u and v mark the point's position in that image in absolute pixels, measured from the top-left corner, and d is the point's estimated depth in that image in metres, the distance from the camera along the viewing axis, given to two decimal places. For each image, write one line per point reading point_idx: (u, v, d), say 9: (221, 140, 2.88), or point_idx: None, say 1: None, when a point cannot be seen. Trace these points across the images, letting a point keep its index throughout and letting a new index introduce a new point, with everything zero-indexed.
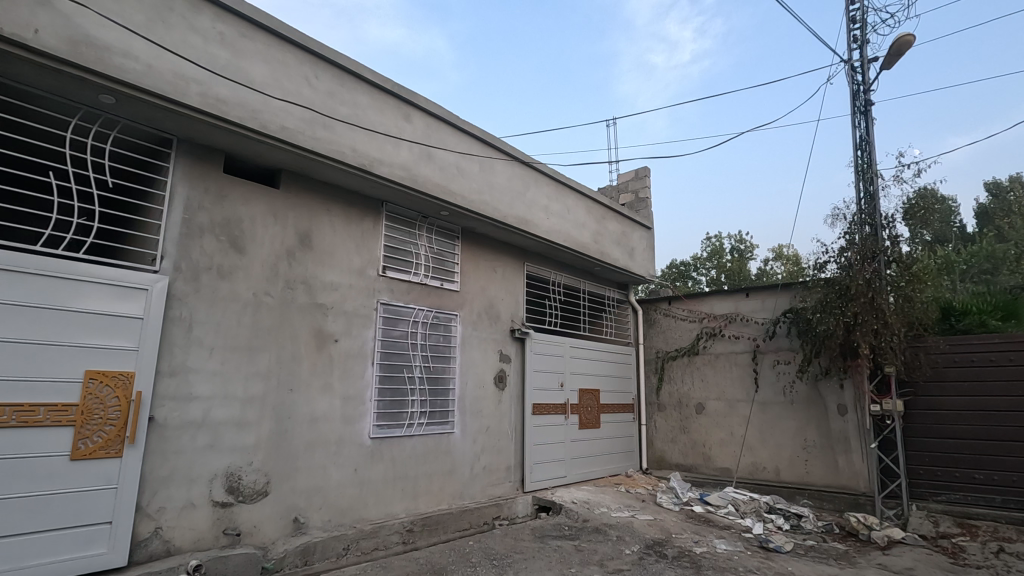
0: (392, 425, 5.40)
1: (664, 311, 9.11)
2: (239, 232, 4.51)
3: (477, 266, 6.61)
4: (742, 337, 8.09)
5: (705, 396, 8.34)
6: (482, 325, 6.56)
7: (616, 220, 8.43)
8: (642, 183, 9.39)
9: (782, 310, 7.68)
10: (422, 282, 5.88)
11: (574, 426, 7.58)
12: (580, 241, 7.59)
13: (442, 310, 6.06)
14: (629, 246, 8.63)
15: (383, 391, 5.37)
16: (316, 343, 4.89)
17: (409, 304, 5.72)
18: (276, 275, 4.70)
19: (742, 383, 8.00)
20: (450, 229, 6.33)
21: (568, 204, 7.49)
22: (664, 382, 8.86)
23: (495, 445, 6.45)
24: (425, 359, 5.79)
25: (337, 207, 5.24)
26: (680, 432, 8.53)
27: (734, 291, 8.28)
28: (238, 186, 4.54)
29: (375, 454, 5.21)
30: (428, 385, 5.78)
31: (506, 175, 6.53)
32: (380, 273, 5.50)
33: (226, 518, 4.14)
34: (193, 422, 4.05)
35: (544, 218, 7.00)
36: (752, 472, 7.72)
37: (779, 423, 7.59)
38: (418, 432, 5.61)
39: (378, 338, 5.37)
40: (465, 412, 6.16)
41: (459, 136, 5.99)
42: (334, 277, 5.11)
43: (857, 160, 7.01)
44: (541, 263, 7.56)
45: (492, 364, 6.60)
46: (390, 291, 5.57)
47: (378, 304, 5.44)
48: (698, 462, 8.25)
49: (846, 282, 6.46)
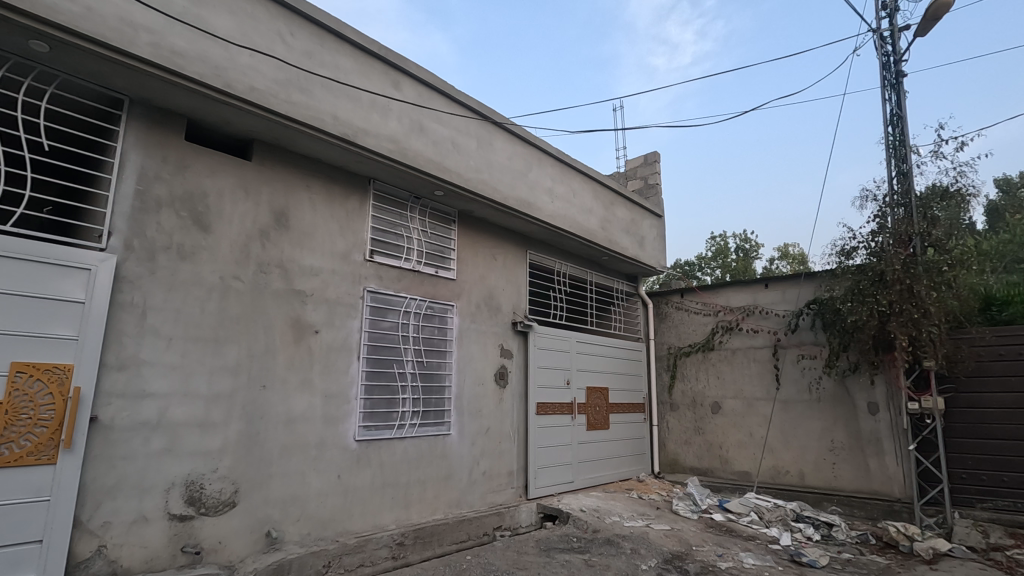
0: (381, 427, 4.87)
1: (675, 304, 8.55)
2: (204, 208, 3.98)
3: (475, 254, 6.07)
4: (761, 331, 7.54)
5: (722, 395, 7.78)
6: (481, 317, 6.02)
7: (625, 206, 7.88)
8: (651, 169, 8.85)
9: (806, 302, 7.11)
10: (413, 269, 5.34)
11: (582, 427, 7.03)
12: (587, 227, 7.05)
13: (436, 300, 5.52)
14: (639, 235, 8.08)
15: (371, 389, 4.84)
16: (293, 335, 4.35)
17: (400, 293, 5.18)
18: (247, 258, 4.16)
19: (762, 380, 7.44)
20: (445, 213, 5.80)
21: (574, 187, 6.94)
22: (677, 380, 8.30)
23: (496, 448, 5.90)
24: (417, 354, 5.25)
25: (318, 183, 4.70)
26: (694, 434, 7.97)
27: (752, 282, 7.73)
28: (203, 157, 4.01)
29: (362, 459, 4.67)
30: (421, 383, 5.24)
31: (507, 153, 5.99)
32: (367, 258, 4.96)
33: (185, 534, 3.61)
34: (145, 423, 3.52)
35: (548, 201, 6.46)
36: (774, 476, 7.14)
37: (803, 423, 7.02)
38: (410, 434, 5.07)
39: (365, 330, 4.84)
40: (462, 412, 5.61)
41: (455, 109, 5.46)
42: (315, 261, 4.58)
43: (888, 137, 6.44)
44: (544, 252, 7.02)
45: (492, 360, 6.06)
46: (379, 278, 5.04)
47: (366, 292, 4.90)
48: (714, 465, 7.69)
49: (880, 269, 5.89)
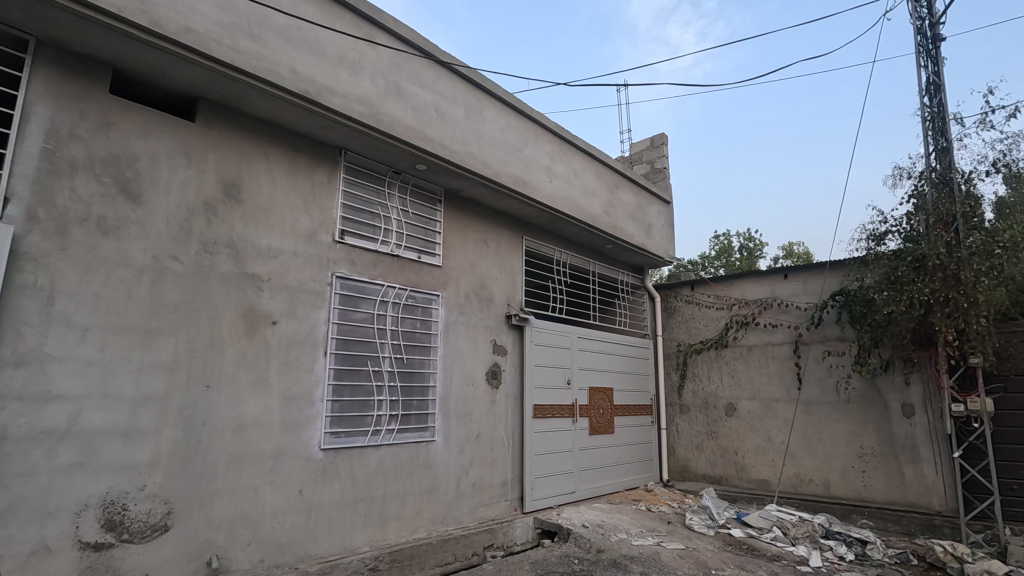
0: (353, 434, 4.23)
1: (685, 297, 7.89)
2: (134, 174, 3.34)
3: (464, 238, 5.43)
4: (780, 326, 6.88)
5: (737, 396, 7.12)
6: (471, 309, 5.38)
7: (630, 190, 7.23)
8: (658, 152, 8.21)
9: (830, 293, 6.44)
10: (392, 254, 4.70)
11: (584, 431, 6.37)
12: (589, 211, 6.40)
13: (418, 290, 4.88)
14: (646, 222, 7.43)
15: (340, 390, 4.20)
16: (245, 326, 3.72)
17: (376, 280, 4.54)
18: (188, 235, 3.52)
19: (781, 379, 6.78)
20: (430, 191, 5.15)
21: (575, 167, 6.30)
22: (687, 380, 7.65)
23: (487, 456, 5.26)
24: (396, 350, 4.61)
25: (277, 151, 4.06)
26: (706, 438, 7.31)
27: (770, 272, 7.08)
28: (133, 114, 3.38)
29: (328, 471, 4.02)
30: (400, 383, 4.60)
31: (499, 125, 5.35)
32: (337, 239, 4.32)
33: (102, 567, 2.97)
34: (50, 432, 2.89)
35: (546, 180, 5.81)
36: (796, 486, 6.48)
37: (828, 427, 6.35)
38: (386, 442, 4.43)
39: (334, 322, 4.21)
40: (449, 416, 4.96)
41: (439, 72, 4.82)
42: (273, 242, 3.94)
43: (924, 108, 5.77)
44: (542, 238, 6.38)
45: (484, 357, 5.41)
46: (351, 263, 4.39)
47: (335, 278, 4.27)
48: (729, 473, 7.03)
49: (920, 253, 5.22)
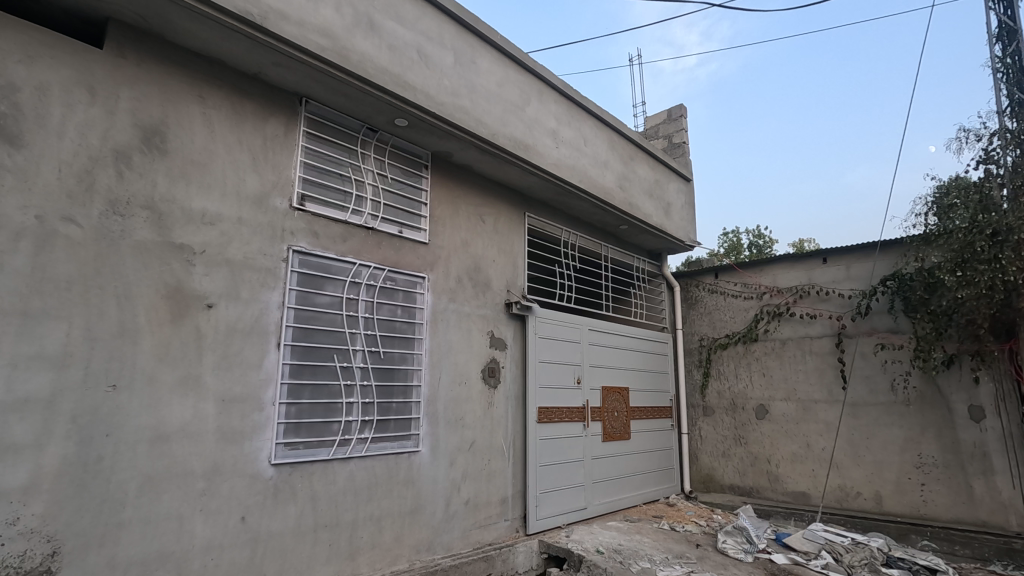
0: (315, 445, 3.43)
1: (707, 286, 7.05)
2: (12, 109, 2.55)
3: (456, 212, 4.62)
4: (819, 316, 6.04)
5: (769, 397, 6.28)
6: (463, 295, 4.56)
7: (648, 165, 6.40)
8: (676, 125, 7.38)
9: (881, 278, 5.59)
10: (366, 227, 3.90)
11: (596, 438, 5.55)
12: (602, 185, 5.57)
13: (399, 271, 4.08)
14: (665, 201, 6.60)
15: (299, 390, 3.40)
16: (169, 310, 2.92)
17: (345, 258, 3.75)
18: (89, 190, 2.73)
19: (821, 377, 5.93)
20: (414, 155, 4.34)
21: (586, 132, 5.47)
22: (711, 378, 6.82)
23: (483, 468, 4.44)
24: (370, 343, 3.81)
25: (217, 94, 3.25)
26: (734, 445, 6.47)
27: (807, 256, 6.24)
28: (13, 31, 2.59)
29: (281, 493, 3.22)
30: (376, 382, 3.80)
31: (495, 77, 4.54)
32: (295, 206, 3.53)
33: None
34: None
35: (552, 145, 4.99)
36: (841, 500, 5.63)
37: (878, 433, 5.50)
38: (357, 454, 3.62)
39: (291, 307, 3.42)
40: (437, 422, 4.15)
41: (422, 8, 4.02)
42: (209, 205, 3.14)
43: (995, 56, 4.90)
44: (547, 216, 5.56)
45: (479, 352, 4.60)
46: (313, 236, 3.59)
47: (292, 253, 3.48)
48: (761, 484, 6.19)
49: (1001, 225, 4.37)
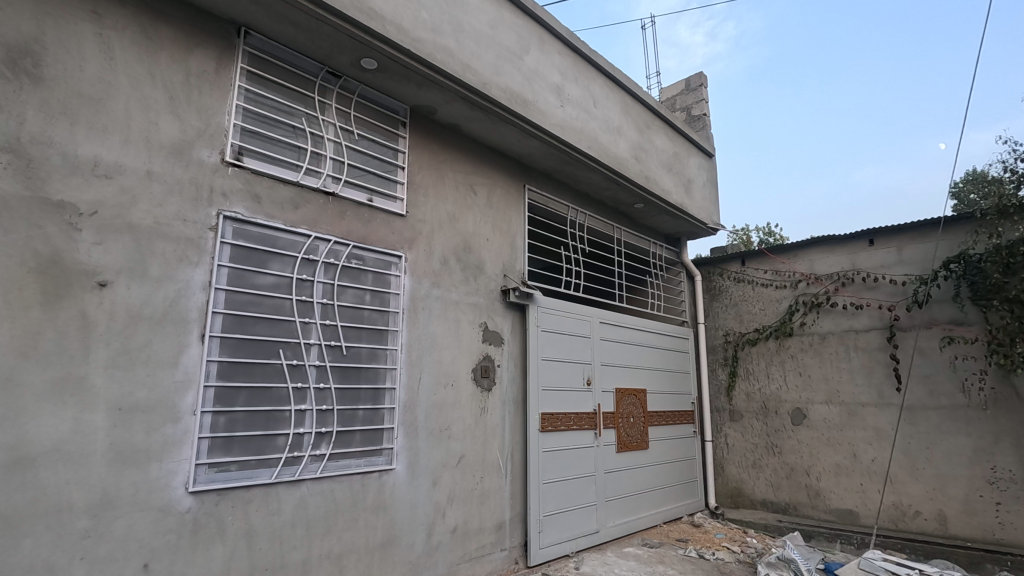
0: (253, 466, 2.68)
1: (733, 274, 6.25)
2: None
3: (441, 180, 3.86)
4: (866, 306, 5.23)
5: (807, 400, 5.47)
6: (451, 279, 3.80)
7: (666, 135, 5.62)
8: (695, 95, 6.60)
9: (943, 260, 4.79)
10: (325, 191, 3.15)
11: (610, 449, 4.77)
12: (615, 154, 4.79)
13: (369, 248, 3.33)
14: (685, 177, 5.81)
15: (232, 395, 2.65)
16: (42, 289, 2.18)
17: (297, 229, 2.99)
18: None
19: (870, 376, 5.12)
20: (389, 110, 3.59)
21: (596, 92, 4.69)
22: (738, 378, 6.01)
23: (474, 488, 3.68)
24: (329, 336, 3.06)
25: (119, 12, 2.51)
26: (766, 454, 5.67)
27: (850, 238, 5.44)
28: None
29: (204, 529, 2.47)
30: (336, 385, 3.04)
31: (487, 17, 3.77)
32: (229, 160, 2.77)
33: None
34: None
35: (556, 104, 4.22)
36: (896, 521, 4.81)
37: (941, 442, 4.68)
38: (310, 476, 2.86)
39: (221, 289, 2.67)
40: (416, 433, 3.39)
41: None
42: (105, 153, 2.40)
43: None
44: (551, 191, 4.80)
45: (469, 348, 3.83)
46: (253, 200, 2.84)
47: (224, 221, 2.73)
48: (799, 501, 5.38)
49: None
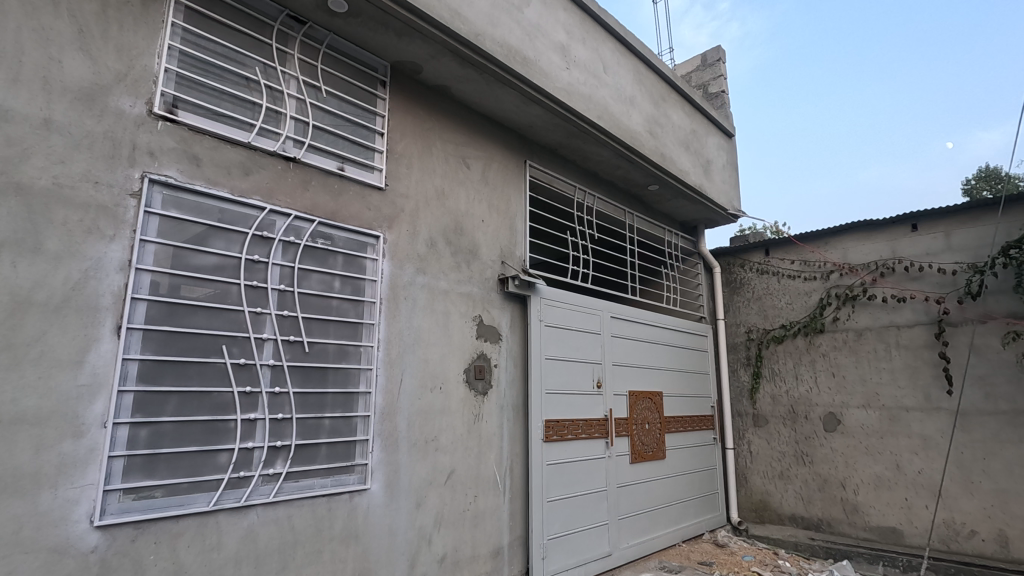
0: (185, 491, 2.15)
1: (756, 265, 5.69)
2: None
3: (429, 151, 3.33)
4: (909, 298, 4.66)
5: (841, 403, 4.91)
6: (439, 265, 3.26)
7: (683, 110, 5.07)
8: (713, 71, 6.05)
9: (1001, 246, 4.23)
10: (284, 156, 2.63)
11: (623, 460, 4.22)
12: (627, 127, 4.25)
13: (339, 225, 2.80)
14: (703, 157, 5.26)
15: (159, 401, 2.13)
16: None
17: (247, 199, 2.47)
18: None
19: (915, 377, 4.55)
20: (365, 66, 3.07)
21: (606, 56, 4.16)
22: (763, 379, 5.45)
23: (467, 508, 3.14)
24: (288, 330, 2.53)
25: None
26: (795, 464, 5.10)
27: (889, 223, 4.88)
28: None
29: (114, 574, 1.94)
30: (295, 389, 2.51)
31: None
32: (159, 112, 2.25)
33: None
34: None
35: (561, 65, 3.69)
36: (948, 541, 4.24)
37: (1001, 453, 4.11)
38: (261, 501, 2.34)
39: (145, 270, 2.15)
40: (397, 445, 2.85)
41: None
42: None
43: None
44: (556, 169, 4.26)
45: (461, 345, 3.29)
46: (190, 161, 2.32)
47: (150, 186, 2.20)
48: (833, 516, 4.81)
49: None
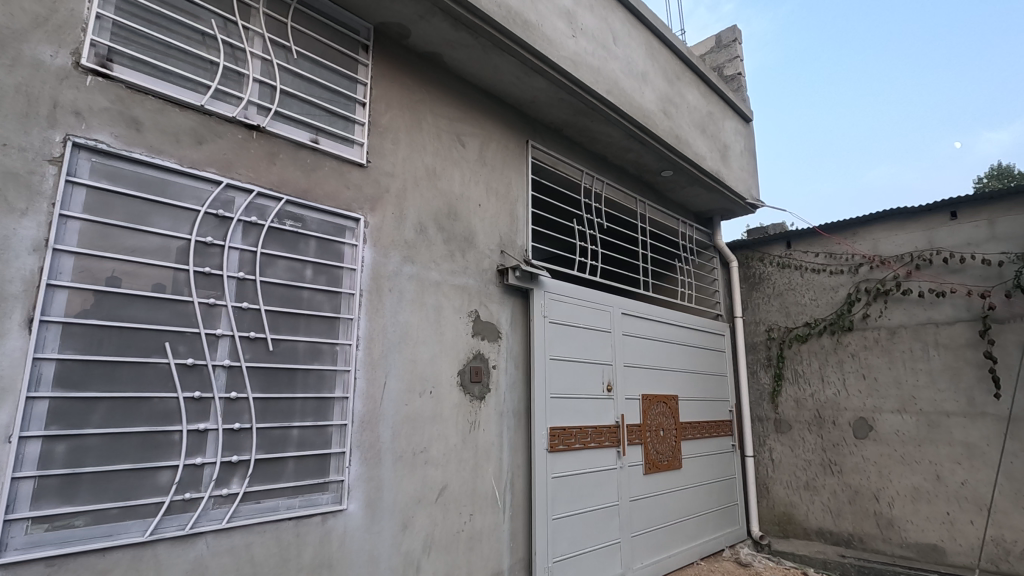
0: (114, 518, 1.79)
1: (777, 258, 5.29)
2: None
3: (418, 125, 2.96)
4: (949, 292, 4.25)
5: (873, 408, 4.50)
6: (429, 253, 2.89)
7: (698, 91, 4.69)
8: (728, 52, 5.66)
9: None
10: (245, 124, 2.27)
11: (636, 470, 3.83)
12: (640, 105, 3.87)
13: (312, 206, 2.43)
14: (720, 142, 4.87)
15: (82, 410, 1.77)
16: None
17: (198, 172, 2.10)
18: None
19: (957, 379, 4.14)
20: (344, 26, 2.70)
21: (616, 26, 3.78)
22: (785, 381, 5.04)
23: (461, 529, 2.76)
24: (248, 326, 2.17)
25: None
26: (822, 473, 4.70)
27: (925, 211, 4.47)
28: None
29: None
30: (256, 394, 2.15)
31: None
32: (89, 66, 1.90)
33: None
34: None
35: (567, 32, 3.31)
36: (998, 561, 3.83)
37: None
38: (212, 527, 1.97)
39: (67, 251, 1.79)
40: (379, 458, 2.48)
41: None
42: None
43: None
44: (560, 150, 3.88)
45: (455, 343, 2.92)
46: (128, 125, 1.96)
47: (75, 151, 1.85)
48: (866, 531, 4.40)
49: None
